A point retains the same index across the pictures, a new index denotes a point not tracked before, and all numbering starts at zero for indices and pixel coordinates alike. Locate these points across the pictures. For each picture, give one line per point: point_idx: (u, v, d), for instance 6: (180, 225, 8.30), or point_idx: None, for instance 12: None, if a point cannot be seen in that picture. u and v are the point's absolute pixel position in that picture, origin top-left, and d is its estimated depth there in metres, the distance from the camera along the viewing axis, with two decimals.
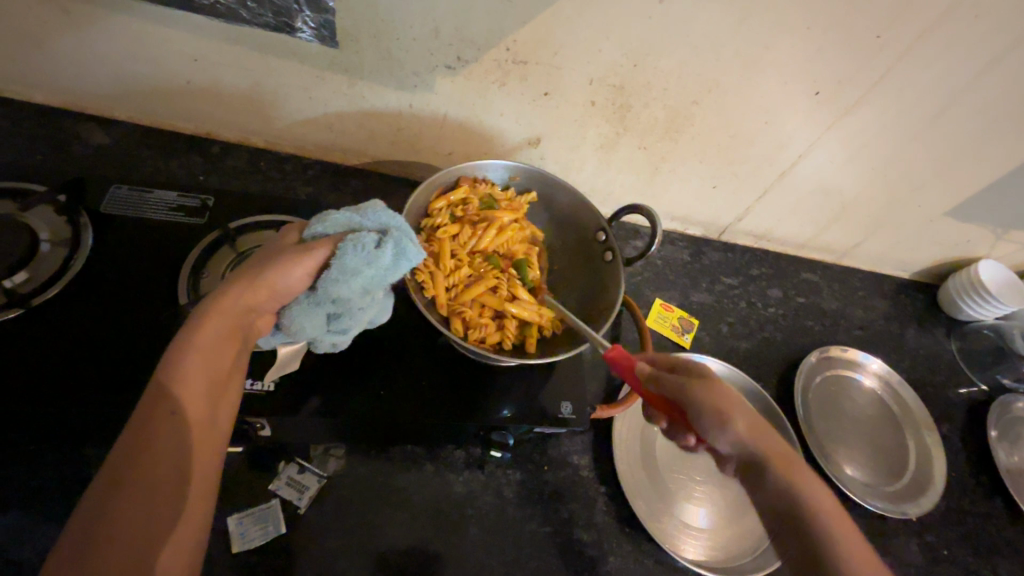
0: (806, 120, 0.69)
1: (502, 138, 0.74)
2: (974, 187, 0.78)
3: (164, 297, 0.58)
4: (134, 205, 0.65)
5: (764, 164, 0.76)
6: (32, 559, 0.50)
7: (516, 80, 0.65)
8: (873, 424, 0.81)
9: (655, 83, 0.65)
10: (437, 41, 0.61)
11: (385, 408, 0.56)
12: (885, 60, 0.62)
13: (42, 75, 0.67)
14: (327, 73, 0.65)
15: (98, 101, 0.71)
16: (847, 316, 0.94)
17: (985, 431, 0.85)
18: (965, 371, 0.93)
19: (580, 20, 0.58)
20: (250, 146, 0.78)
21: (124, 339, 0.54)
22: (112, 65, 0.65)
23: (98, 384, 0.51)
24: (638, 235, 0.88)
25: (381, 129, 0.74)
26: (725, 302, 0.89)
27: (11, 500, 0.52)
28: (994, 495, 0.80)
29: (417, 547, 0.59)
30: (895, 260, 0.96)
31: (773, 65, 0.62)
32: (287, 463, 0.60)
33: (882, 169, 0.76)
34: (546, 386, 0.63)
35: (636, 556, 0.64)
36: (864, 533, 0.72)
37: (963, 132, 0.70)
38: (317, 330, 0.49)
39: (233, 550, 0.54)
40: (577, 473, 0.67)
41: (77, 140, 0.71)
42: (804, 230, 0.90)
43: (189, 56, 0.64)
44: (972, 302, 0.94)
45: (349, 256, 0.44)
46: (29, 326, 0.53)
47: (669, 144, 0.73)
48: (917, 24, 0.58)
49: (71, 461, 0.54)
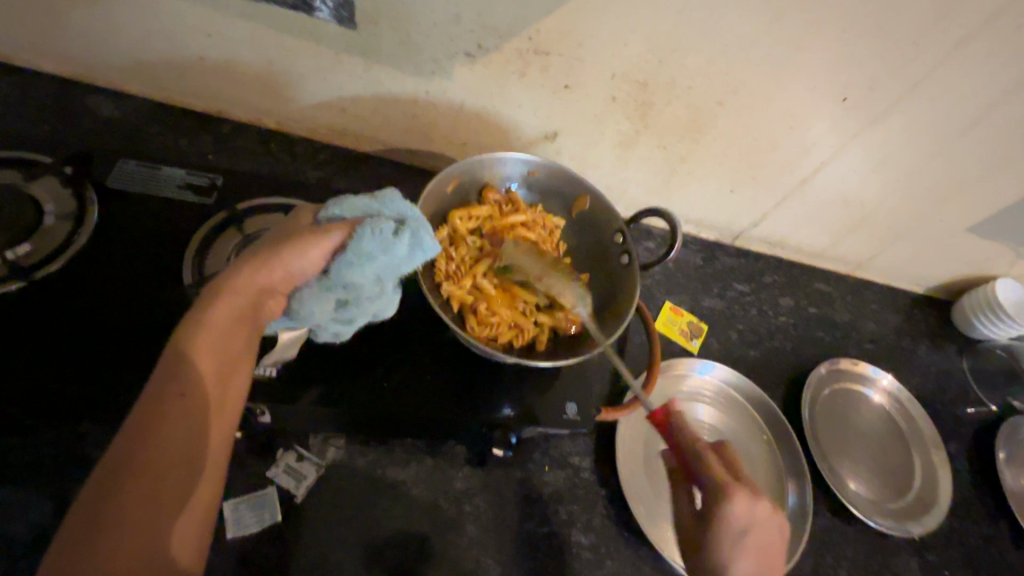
0: (832, 127, 0.67)
1: (519, 130, 0.72)
2: (997, 204, 0.76)
3: (168, 276, 0.57)
4: (142, 181, 0.64)
5: (786, 170, 0.74)
6: (25, 536, 0.49)
7: (537, 71, 0.63)
8: (880, 441, 0.79)
9: (678, 82, 0.63)
10: (458, 27, 0.59)
11: (385, 400, 0.55)
12: (919, 68, 0.60)
13: (54, 42, 0.66)
14: (343, 56, 0.64)
15: (110, 73, 0.70)
16: (858, 329, 0.92)
17: (993, 453, 0.84)
18: (976, 391, 0.91)
19: (607, 13, 0.57)
20: (261, 127, 0.76)
21: (127, 317, 0.53)
22: (126, 38, 0.64)
23: (99, 361, 0.50)
24: (651, 237, 0.87)
25: (396, 115, 0.72)
26: (736, 308, 0.88)
27: (6, 474, 0.51)
28: (997, 520, 0.79)
29: (412, 543, 0.58)
30: (911, 274, 0.94)
31: (802, 68, 0.61)
32: (285, 451, 0.59)
33: (905, 181, 0.74)
34: (552, 386, 0.62)
35: (634, 562, 0.63)
36: (865, 550, 0.71)
37: (995, 146, 0.68)
38: (324, 316, 0.47)
39: (226, 536, 0.54)
40: (578, 475, 0.66)
41: (87, 111, 0.70)
42: (820, 240, 0.88)
43: (205, 31, 0.62)
44: (1005, 324, 0.90)
45: (367, 240, 0.44)
46: (31, 299, 0.52)
47: (690, 145, 0.72)
48: (955, 32, 0.56)
49: (66, 438, 0.53)
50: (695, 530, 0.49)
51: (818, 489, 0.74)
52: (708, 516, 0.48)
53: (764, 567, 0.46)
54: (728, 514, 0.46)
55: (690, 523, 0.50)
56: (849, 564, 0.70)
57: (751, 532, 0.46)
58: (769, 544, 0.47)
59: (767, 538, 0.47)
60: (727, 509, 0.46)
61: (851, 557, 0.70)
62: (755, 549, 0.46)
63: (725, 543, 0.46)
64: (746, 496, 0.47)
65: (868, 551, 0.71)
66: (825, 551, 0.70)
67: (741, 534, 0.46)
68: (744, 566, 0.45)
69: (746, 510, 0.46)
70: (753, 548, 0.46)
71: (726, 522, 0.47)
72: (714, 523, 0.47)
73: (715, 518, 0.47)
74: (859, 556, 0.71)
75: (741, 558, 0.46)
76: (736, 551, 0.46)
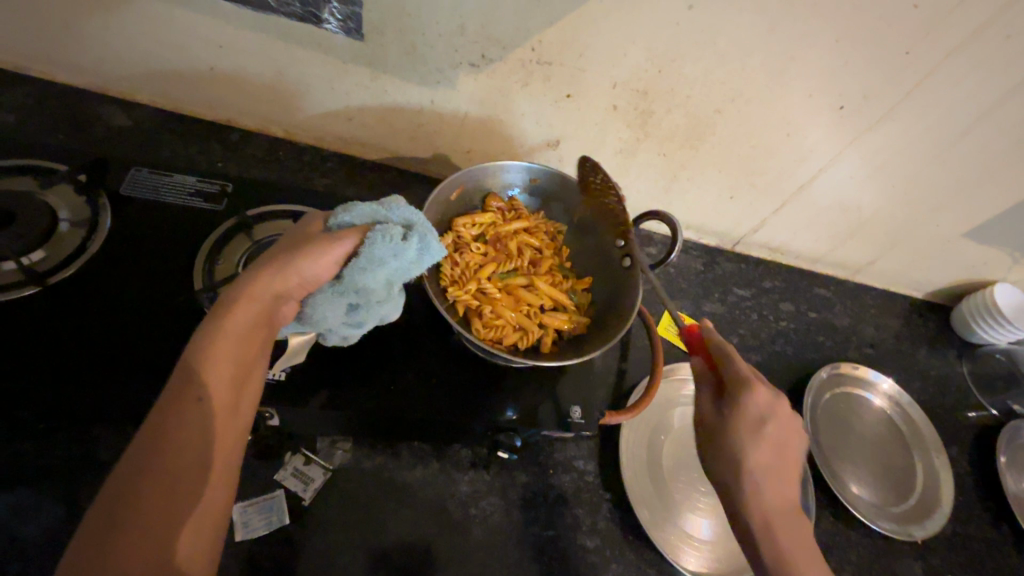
0: (829, 134, 0.69)
1: (522, 138, 0.74)
2: (994, 209, 0.77)
3: (180, 282, 0.58)
4: (154, 188, 0.65)
5: (784, 176, 0.76)
6: (37, 538, 0.50)
7: (539, 81, 0.65)
8: (882, 445, 0.79)
9: (678, 91, 0.65)
10: (462, 38, 0.61)
11: (392, 403, 0.56)
12: (913, 76, 0.61)
13: (68, 54, 0.67)
14: (350, 66, 0.65)
15: (122, 84, 0.71)
16: (859, 334, 0.93)
17: (995, 457, 0.84)
18: (976, 395, 0.92)
19: (608, 24, 0.58)
20: (269, 135, 0.78)
21: (138, 322, 0.54)
22: (138, 50, 0.66)
23: (111, 366, 0.51)
24: (653, 242, 0.88)
25: (401, 124, 0.73)
26: (737, 313, 0.88)
27: (19, 477, 0.52)
28: (1000, 524, 0.79)
29: (419, 545, 0.58)
30: (910, 279, 0.95)
31: (798, 77, 0.62)
32: (293, 454, 0.60)
33: (902, 187, 0.75)
34: (557, 389, 0.63)
35: (638, 565, 0.63)
36: (868, 553, 0.72)
37: (989, 153, 0.69)
38: (336, 320, 0.48)
39: (236, 538, 0.54)
40: (582, 478, 0.67)
41: (99, 121, 0.71)
42: (819, 245, 0.89)
43: (215, 43, 0.64)
44: (1004, 328, 0.91)
45: (379, 245, 0.45)
46: (45, 305, 0.53)
47: (689, 152, 0.73)
48: (946, 42, 0.58)
49: (78, 442, 0.54)
50: (714, 419, 0.50)
51: (820, 493, 0.74)
52: (728, 410, 0.49)
53: (778, 460, 0.48)
54: (748, 403, 0.47)
55: (710, 424, 0.51)
56: (852, 567, 0.70)
57: (769, 422, 0.47)
58: (789, 440, 0.48)
59: (788, 435, 0.48)
60: (749, 397, 0.48)
61: (854, 560, 0.71)
62: (776, 440, 0.47)
63: (743, 434, 0.47)
64: (769, 391, 0.48)
65: (871, 553, 0.72)
66: (829, 554, 0.70)
67: (763, 424, 0.48)
68: (760, 456, 0.47)
69: (770, 401, 0.48)
70: (772, 439, 0.47)
71: (742, 415, 0.48)
72: (734, 411, 0.48)
73: (733, 411, 0.48)
74: (862, 559, 0.71)
75: (758, 444, 0.47)
76: (753, 444, 0.47)
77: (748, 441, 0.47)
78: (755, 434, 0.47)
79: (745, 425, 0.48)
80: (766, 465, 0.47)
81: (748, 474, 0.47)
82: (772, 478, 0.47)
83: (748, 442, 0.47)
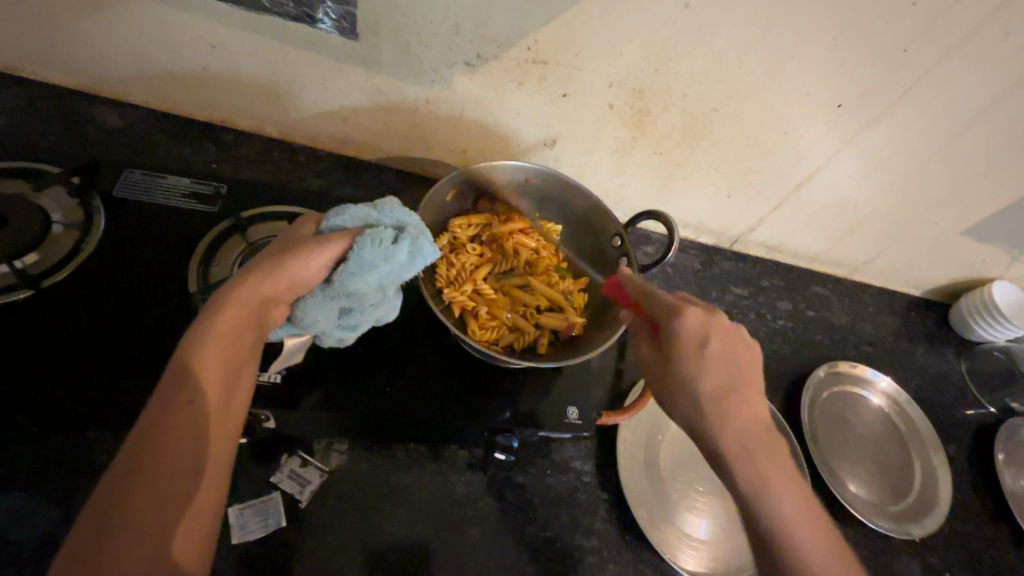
0: (827, 131, 0.68)
1: (518, 137, 0.73)
2: (992, 207, 0.77)
3: (174, 284, 0.58)
4: (147, 189, 0.65)
5: (782, 174, 0.75)
6: (31, 542, 0.49)
7: (535, 80, 0.64)
8: (879, 443, 0.80)
9: (675, 89, 0.64)
10: (458, 37, 0.60)
11: (388, 406, 0.56)
12: (911, 74, 0.61)
13: (60, 54, 0.67)
14: (345, 66, 0.65)
15: (116, 84, 0.71)
16: (856, 332, 0.93)
17: (993, 455, 0.84)
18: (974, 393, 0.92)
19: (603, 22, 0.58)
20: (264, 135, 0.77)
21: (133, 325, 0.54)
22: (131, 51, 0.65)
23: (105, 369, 0.50)
24: (650, 242, 0.87)
25: (396, 124, 0.73)
26: (734, 312, 0.88)
27: (13, 481, 0.51)
28: (998, 522, 0.79)
29: (416, 547, 0.58)
30: (908, 277, 0.95)
31: (795, 75, 0.62)
32: (289, 456, 0.60)
33: (899, 185, 0.75)
34: (553, 390, 0.63)
35: (636, 565, 0.63)
36: (866, 552, 0.71)
37: (986, 151, 0.69)
38: (329, 324, 0.48)
39: (231, 541, 0.54)
40: (579, 479, 0.67)
41: (92, 122, 0.71)
42: (817, 243, 0.89)
43: (209, 43, 0.63)
44: (1001, 327, 0.91)
45: (368, 249, 0.45)
46: (38, 308, 0.53)
47: (686, 151, 0.73)
48: (944, 39, 0.57)
49: (74, 445, 0.54)
50: (660, 357, 0.47)
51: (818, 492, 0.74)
52: (664, 340, 0.46)
53: (731, 380, 0.45)
54: (680, 327, 0.46)
55: (653, 362, 0.48)
56: None
57: (710, 341, 0.45)
58: (735, 356, 0.46)
59: (736, 352, 0.46)
60: (677, 324, 0.46)
61: None
62: (721, 360, 0.45)
63: (685, 363, 0.45)
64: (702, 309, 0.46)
65: (870, 552, 0.72)
66: None
67: (702, 342, 0.45)
68: (710, 379, 0.44)
69: (703, 320, 0.46)
70: (715, 362, 0.45)
71: (681, 340, 0.45)
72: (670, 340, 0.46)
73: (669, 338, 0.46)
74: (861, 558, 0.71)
75: (704, 367, 0.44)
76: (699, 369, 0.44)
77: (692, 366, 0.45)
78: (698, 359, 0.45)
79: (688, 352, 0.45)
80: (714, 389, 0.44)
81: (703, 403, 0.44)
82: (729, 399, 0.44)
83: (693, 369, 0.45)
